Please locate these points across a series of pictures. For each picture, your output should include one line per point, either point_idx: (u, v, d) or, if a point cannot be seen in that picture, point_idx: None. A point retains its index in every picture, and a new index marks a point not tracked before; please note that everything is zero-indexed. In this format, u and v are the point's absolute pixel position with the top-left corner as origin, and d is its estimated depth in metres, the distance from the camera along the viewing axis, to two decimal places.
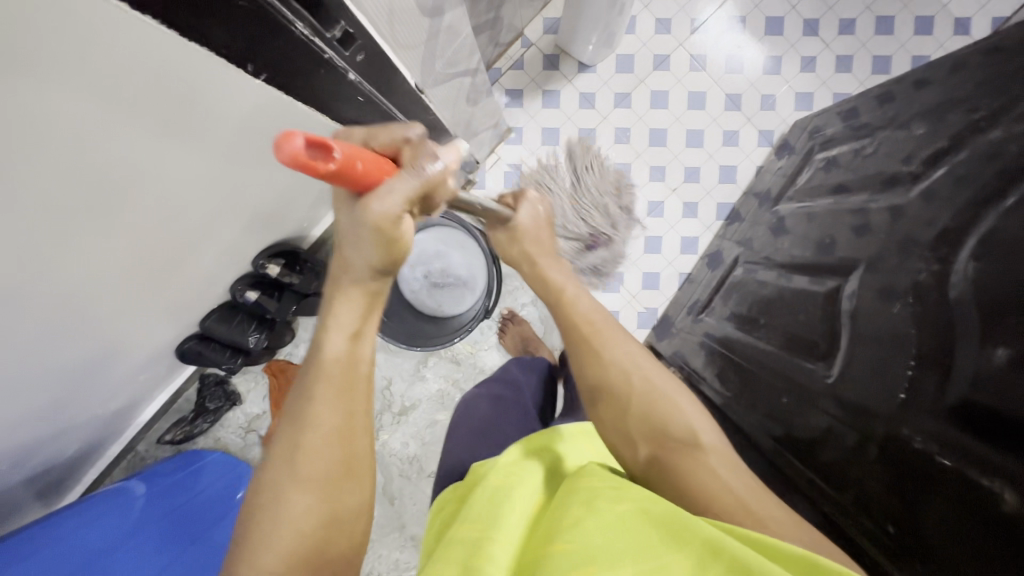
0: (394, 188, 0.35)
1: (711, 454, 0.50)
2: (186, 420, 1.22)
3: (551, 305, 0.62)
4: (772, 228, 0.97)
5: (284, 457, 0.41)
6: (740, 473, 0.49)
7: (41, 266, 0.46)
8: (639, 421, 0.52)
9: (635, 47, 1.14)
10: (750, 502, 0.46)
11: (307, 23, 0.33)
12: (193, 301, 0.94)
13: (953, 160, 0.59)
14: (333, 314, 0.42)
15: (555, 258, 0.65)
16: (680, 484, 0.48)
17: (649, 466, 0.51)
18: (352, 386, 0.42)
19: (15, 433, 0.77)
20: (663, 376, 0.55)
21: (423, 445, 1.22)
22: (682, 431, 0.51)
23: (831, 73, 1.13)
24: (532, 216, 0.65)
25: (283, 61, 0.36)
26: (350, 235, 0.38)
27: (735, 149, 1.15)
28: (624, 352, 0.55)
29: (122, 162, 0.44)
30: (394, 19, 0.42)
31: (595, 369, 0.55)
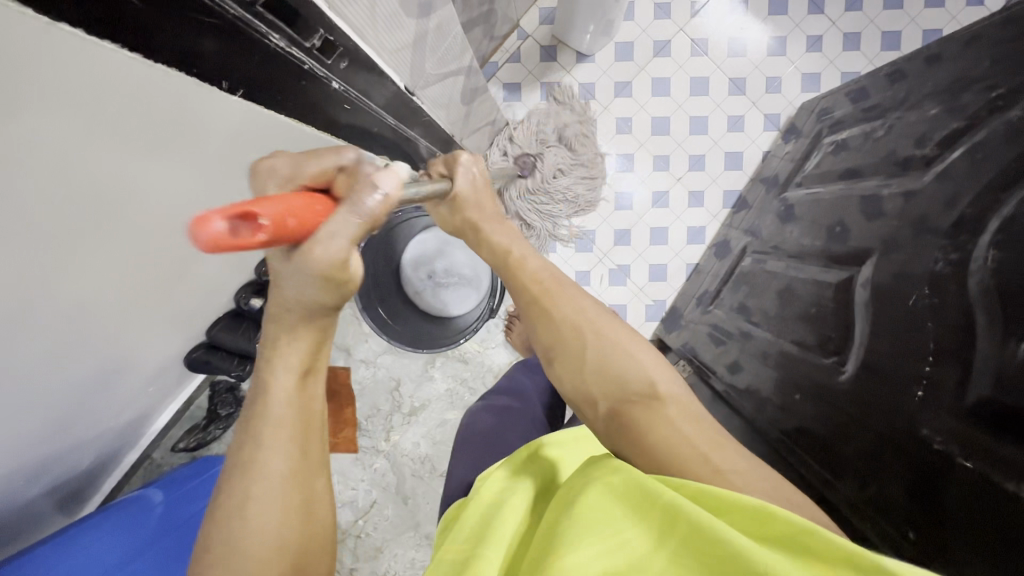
0: (336, 229, 0.34)
1: (670, 405, 0.47)
2: (199, 427, 1.23)
3: (502, 270, 0.59)
4: (781, 215, 0.95)
5: (235, 501, 0.40)
6: (704, 425, 0.47)
7: (37, 291, 0.46)
8: (594, 373, 0.50)
9: (635, 33, 1.11)
10: (711, 453, 0.44)
11: (282, 34, 0.31)
12: (198, 310, 0.94)
13: (970, 141, 0.57)
14: (277, 353, 0.41)
15: (501, 223, 0.62)
16: (639, 437, 0.46)
17: (610, 421, 0.48)
18: (305, 422, 0.42)
19: (31, 449, 0.77)
20: (614, 327, 0.52)
21: (435, 445, 1.22)
22: (639, 383, 0.48)
23: (839, 51, 1.09)
24: (472, 183, 0.61)
25: (260, 74, 0.34)
26: (290, 282, 0.36)
27: (741, 135, 1.13)
28: (576, 309, 0.53)
29: (109, 182, 0.43)
30: (378, 23, 0.41)
31: (546, 327, 0.53)
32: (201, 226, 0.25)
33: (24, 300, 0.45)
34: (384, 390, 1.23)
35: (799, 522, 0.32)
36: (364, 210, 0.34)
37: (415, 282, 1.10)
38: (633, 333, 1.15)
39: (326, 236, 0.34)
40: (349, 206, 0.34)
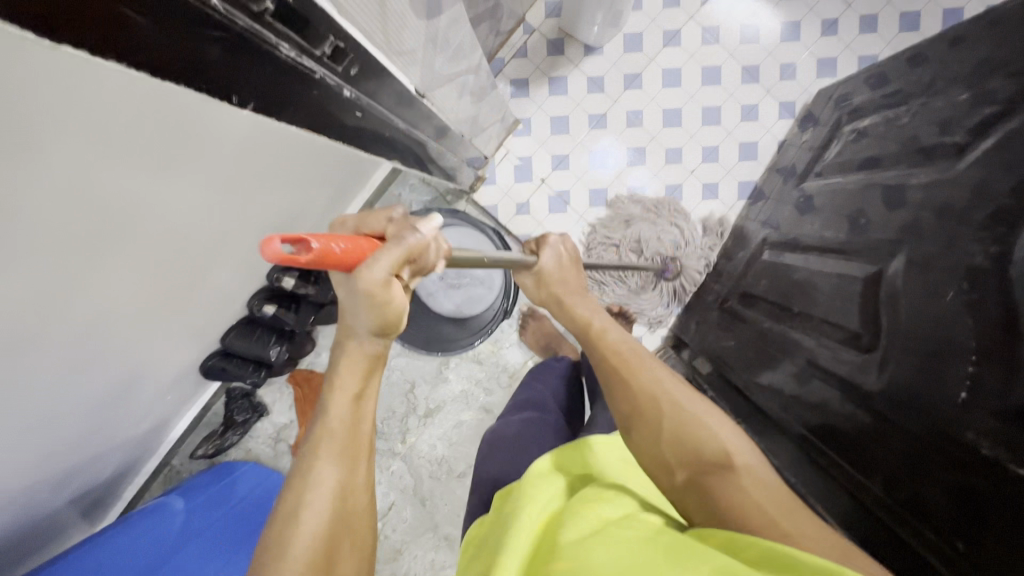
0: (381, 258, 0.33)
1: (746, 475, 0.45)
2: (216, 434, 1.23)
3: (582, 342, 0.58)
4: (799, 207, 0.93)
5: (282, 513, 0.38)
6: (778, 496, 0.44)
7: (51, 309, 0.45)
8: (670, 444, 0.48)
9: (643, 23, 1.09)
10: (783, 521, 0.42)
11: (292, 43, 0.30)
12: (212, 319, 0.94)
13: (1006, 127, 0.54)
14: (335, 370, 0.40)
15: (582, 295, 0.62)
16: (711, 505, 0.44)
17: (687, 491, 0.46)
18: (356, 439, 0.40)
19: (52, 463, 0.78)
20: (695, 400, 0.50)
21: (451, 446, 1.21)
22: (714, 452, 0.46)
23: (854, 35, 1.06)
24: (557, 258, 0.62)
25: (276, 88, 0.32)
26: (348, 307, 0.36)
27: (754, 124, 1.10)
28: (655, 379, 0.51)
29: (121, 198, 0.42)
30: (387, 26, 0.40)
31: (622, 395, 0.52)
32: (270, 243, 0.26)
33: (38, 319, 0.45)
34: (399, 393, 1.22)
35: None
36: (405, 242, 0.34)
37: (426, 283, 1.07)
38: (649, 329, 1.13)
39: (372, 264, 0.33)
40: (395, 243, 0.34)
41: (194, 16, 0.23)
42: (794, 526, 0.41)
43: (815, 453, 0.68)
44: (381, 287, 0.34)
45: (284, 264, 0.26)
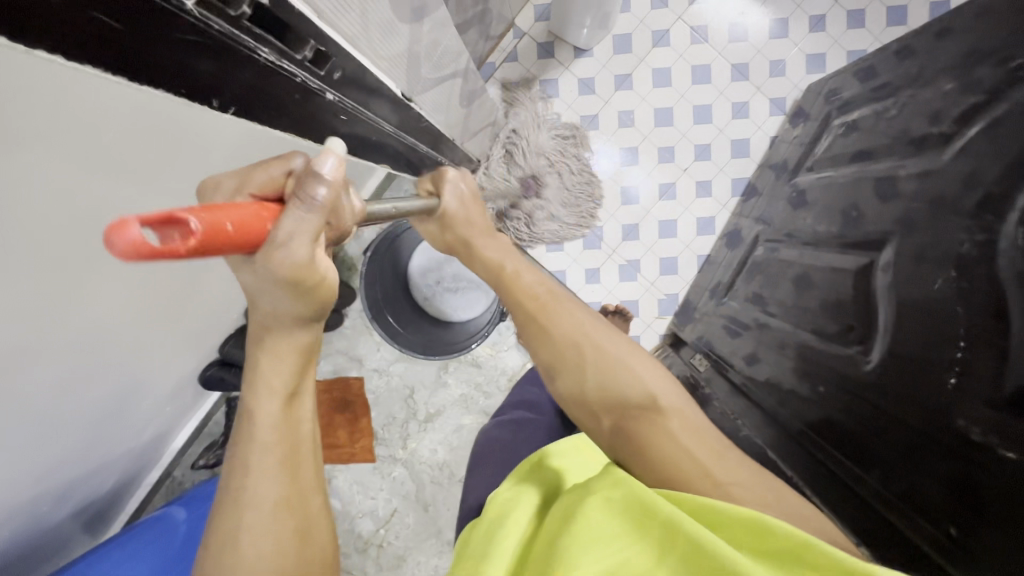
0: (293, 229, 0.32)
1: (672, 419, 0.48)
2: (218, 443, 1.23)
3: (495, 286, 0.59)
4: (792, 202, 0.93)
5: (232, 526, 0.40)
6: (705, 438, 0.47)
7: (47, 321, 0.46)
8: (597, 392, 0.50)
9: (632, 25, 1.09)
10: (713, 469, 0.44)
11: (271, 47, 0.30)
12: (209, 328, 0.94)
13: (990, 115, 0.55)
14: (260, 376, 0.40)
15: (491, 236, 0.62)
16: (637, 449, 0.47)
17: (615, 436, 0.49)
18: (293, 445, 0.42)
19: (54, 476, 0.78)
20: (614, 343, 0.52)
21: (452, 451, 1.21)
22: (638, 396, 0.49)
23: (843, 30, 1.06)
24: (457, 198, 0.61)
25: (256, 91, 0.33)
26: (262, 292, 0.35)
27: (746, 121, 1.10)
28: (576, 324, 0.52)
29: (109, 210, 0.42)
30: (369, 31, 0.40)
31: (545, 347, 0.53)
32: (127, 231, 0.21)
33: (36, 330, 0.45)
34: (398, 398, 1.22)
35: (798, 536, 0.33)
36: (314, 205, 0.32)
37: (423, 289, 1.10)
38: (647, 328, 1.13)
39: (281, 238, 0.32)
40: (300, 203, 0.32)
41: (167, 22, 0.24)
42: (726, 475, 0.44)
43: (811, 447, 0.68)
44: (301, 258, 0.33)
45: (159, 258, 0.22)
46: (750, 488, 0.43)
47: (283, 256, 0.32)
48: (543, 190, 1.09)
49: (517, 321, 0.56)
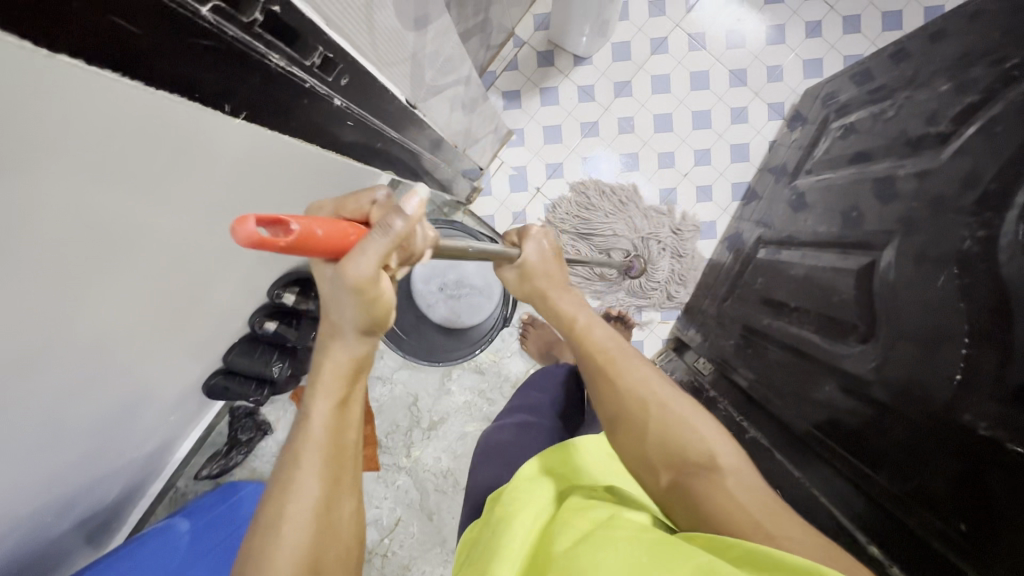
0: (368, 249, 0.34)
1: (731, 478, 0.45)
2: (221, 454, 1.23)
3: (567, 340, 0.57)
4: (792, 204, 0.93)
5: (270, 518, 0.39)
6: (764, 498, 0.44)
7: (55, 325, 0.46)
8: (658, 447, 0.47)
9: (631, 33, 1.11)
10: (768, 526, 0.41)
11: (281, 54, 0.31)
12: (214, 337, 0.94)
13: (987, 115, 0.55)
14: (320, 377, 0.42)
15: (565, 288, 0.61)
16: (694, 506, 0.44)
17: (672, 493, 0.46)
18: (341, 451, 0.42)
19: (57, 485, 0.78)
20: (681, 402, 0.49)
21: (456, 458, 1.21)
22: (700, 454, 0.46)
23: (838, 35, 1.08)
24: (539, 251, 0.62)
25: (266, 97, 0.33)
26: (333, 301, 0.38)
27: (745, 126, 1.11)
28: (643, 377, 0.50)
29: (118, 216, 0.42)
30: (375, 38, 0.41)
31: (610, 399, 0.50)
32: (245, 222, 0.25)
33: (44, 335, 0.45)
34: (402, 406, 1.22)
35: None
36: (391, 234, 0.34)
37: (425, 294, 1.07)
38: (650, 333, 1.13)
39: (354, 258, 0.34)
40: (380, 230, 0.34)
41: (182, 26, 0.24)
42: (780, 530, 0.41)
43: (818, 448, 0.68)
44: (367, 280, 0.35)
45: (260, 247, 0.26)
46: (804, 546, 0.40)
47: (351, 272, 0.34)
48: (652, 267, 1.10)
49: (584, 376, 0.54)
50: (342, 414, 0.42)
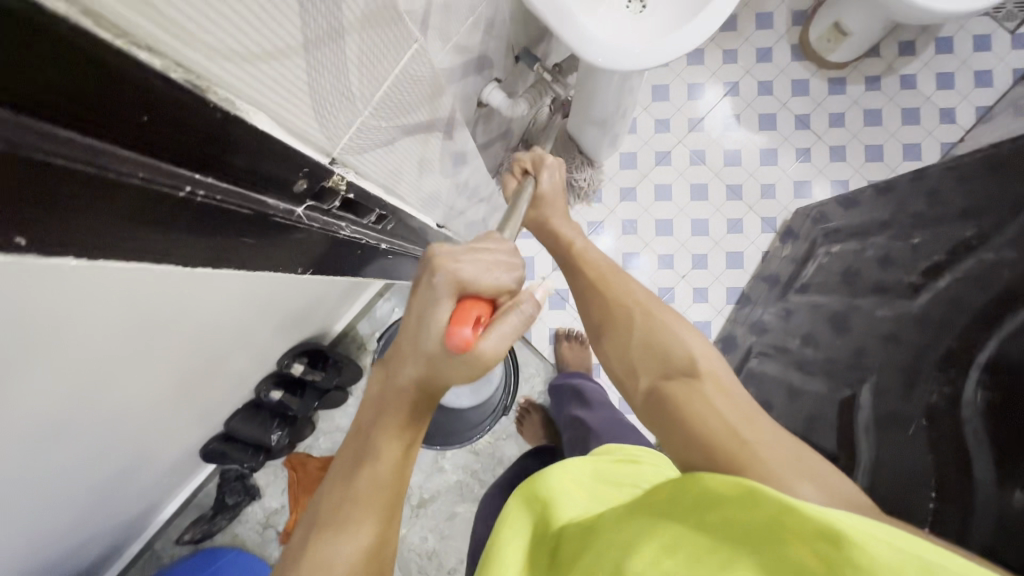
0: (506, 330, 0.41)
1: (708, 383, 0.53)
2: (204, 518, 1.21)
3: (566, 257, 0.72)
4: (785, 319, 1.00)
5: (319, 553, 0.40)
6: (738, 402, 0.51)
7: (75, 410, 0.49)
8: (641, 351, 0.58)
9: (638, 145, 1.22)
10: (743, 431, 0.48)
11: (347, 221, 0.37)
12: (222, 405, 0.97)
13: (955, 270, 0.61)
14: (386, 416, 0.42)
15: (566, 217, 0.76)
16: (675, 410, 0.52)
17: (649, 394, 0.56)
18: (399, 491, 0.42)
19: (46, 548, 0.78)
20: (664, 311, 0.59)
21: (442, 539, 1.20)
22: (681, 359, 0.55)
23: (826, 161, 1.18)
24: (552, 180, 0.75)
25: (332, 252, 0.39)
26: (438, 361, 0.40)
27: (740, 236, 1.19)
28: (630, 293, 0.62)
29: (154, 312, 0.45)
30: (421, 191, 0.48)
31: (603, 308, 0.63)
32: (463, 334, 0.37)
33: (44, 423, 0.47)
34: None
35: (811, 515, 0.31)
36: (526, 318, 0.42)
37: None
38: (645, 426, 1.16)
39: (492, 344, 0.40)
40: (515, 320, 0.41)
41: (287, 229, 0.30)
42: (754, 436, 0.47)
43: None
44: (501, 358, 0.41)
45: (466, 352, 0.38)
46: (777, 447, 0.46)
47: (493, 352, 0.40)
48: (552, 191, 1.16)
49: (580, 285, 0.68)
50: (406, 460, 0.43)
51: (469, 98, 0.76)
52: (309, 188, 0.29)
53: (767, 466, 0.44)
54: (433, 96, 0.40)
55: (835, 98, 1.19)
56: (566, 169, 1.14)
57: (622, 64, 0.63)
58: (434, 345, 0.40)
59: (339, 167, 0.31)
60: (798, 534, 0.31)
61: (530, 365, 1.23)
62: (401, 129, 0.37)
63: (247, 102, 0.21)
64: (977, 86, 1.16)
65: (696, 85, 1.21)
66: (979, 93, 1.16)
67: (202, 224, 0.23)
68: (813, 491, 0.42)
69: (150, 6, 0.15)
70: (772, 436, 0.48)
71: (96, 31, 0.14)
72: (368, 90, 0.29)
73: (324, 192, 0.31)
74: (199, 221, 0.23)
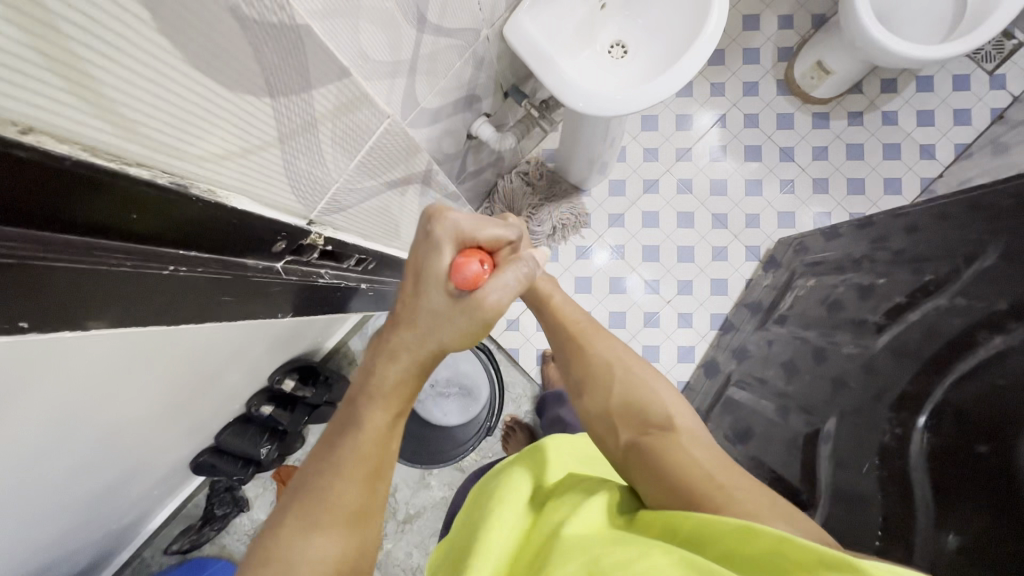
0: (508, 280, 0.44)
1: (685, 436, 0.51)
2: (193, 528, 1.23)
3: (535, 309, 0.65)
4: (765, 349, 1.02)
5: (302, 520, 0.38)
6: (716, 454, 0.49)
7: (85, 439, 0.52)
8: (621, 405, 0.54)
9: (627, 172, 1.25)
10: (718, 475, 0.46)
11: (327, 267, 0.46)
12: (212, 420, 0.99)
13: (914, 314, 0.64)
14: (379, 379, 0.42)
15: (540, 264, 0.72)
16: (656, 460, 0.48)
17: (629, 450, 0.51)
18: (385, 458, 0.41)
19: (36, 558, 0.80)
20: (643, 366, 0.57)
21: (427, 555, 1.21)
22: (659, 416, 0.52)
23: (809, 193, 1.22)
24: None
25: (319, 297, 0.49)
26: (442, 315, 0.42)
27: (724, 263, 1.22)
28: (610, 349, 0.59)
29: (174, 362, 0.49)
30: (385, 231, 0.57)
31: (582, 363, 0.59)
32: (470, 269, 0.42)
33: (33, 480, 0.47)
34: None
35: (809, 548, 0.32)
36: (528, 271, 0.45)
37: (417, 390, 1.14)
38: None
39: (496, 291, 0.43)
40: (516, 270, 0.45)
41: (269, 283, 0.38)
42: (728, 480, 0.45)
43: None
44: (503, 308, 0.44)
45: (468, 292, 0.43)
46: (751, 492, 0.44)
47: (495, 300, 0.43)
48: (541, 213, 1.19)
49: (557, 341, 0.63)
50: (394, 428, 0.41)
51: (458, 133, 0.79)
52: (287, 246, 0.38)
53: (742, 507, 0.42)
54: (406, 155, 0.48)
55: (819, 131, 1.23)
56: (554, 198, 1.20)
57: (602, 109, 0.66)
58: (442, 293, 0.43)
59: (317, 226, 0.40)
60: (801, 565, 0.32)
61: (517, 385, 1.25)
62: (370, 197, 0.47)
63: (224, 190, 0.29)
64: (957, 124, 1.19)
65: (685, 117, 1.25)
66: (959, 130, 1.19)
67: (189, 291, 0.31)
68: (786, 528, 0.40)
69: (132, 134, 0.22)
70: (749, 484, 0.45)
71: (88, 160, 0.21)
72: (343, 163, 0.38)
73: (304, 249, 0.40)
74: (184, 292, 0.31)
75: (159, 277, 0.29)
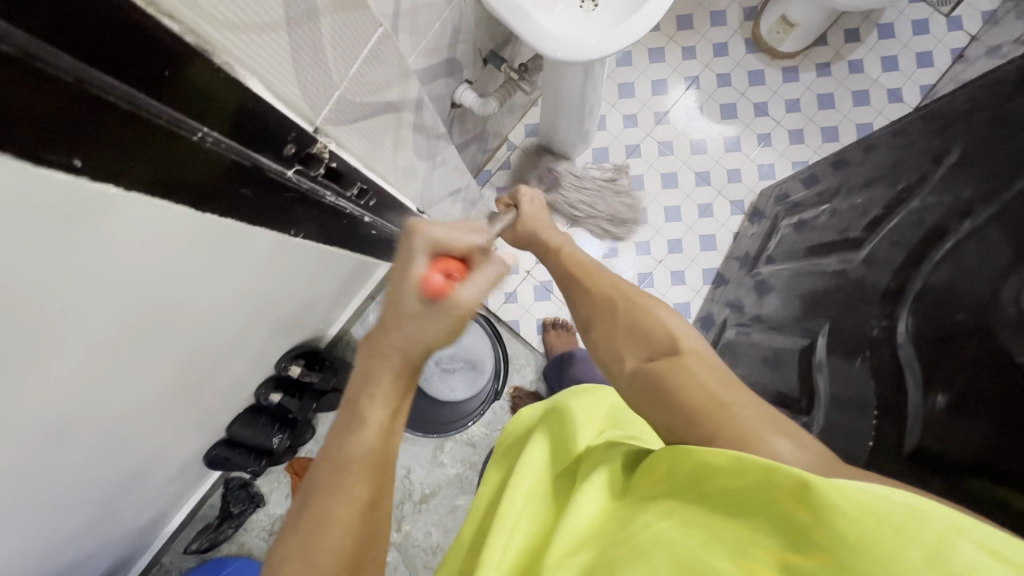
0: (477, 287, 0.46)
1: (690, 357, 0.49)
2: (211, 527, 1.23)
3: (552, 262, 0.70)
4: (758, 290, 1.09)
5: (317, 517, 0.39)
6: (718, 371, 0.47)
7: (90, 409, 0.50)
8: (625, 334, 0.54)
9: (608, 140, 1.28)
10: (721, 394, 0.44)
11: (332, 191, 0.51)
12: (221, 412, 1.00)
13: None
14: (372, 378, 0.43)
15: (554, 230, 0.75)
16: (658, 387, 0.47)
17: (634, 376, 0.50)
18: (386, 456, 0.42)
19: (58, 556, 0.81)
20: (644, 295, 0.57)
21: (446, 533, 1.22)
22: (661, 336, 0.51)
23: (786, 144, 1.26)
24: (531, 205, 0.78)
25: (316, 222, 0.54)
26: (419, 315, 0.44)
27: (711, 219, 1.25)
28: (613, 285, 0.60)
29: (156, 311, 0.47)
30: (378, 167, 0.58)
31: (584, 297, 0.61)
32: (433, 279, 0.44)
33: (70, 425, 0.49)
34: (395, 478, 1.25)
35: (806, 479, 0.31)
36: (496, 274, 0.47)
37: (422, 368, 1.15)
38: None
39: (470, 292, 0.45)
40: (488, 272, 0.47)
41: (279, 185, 0.43)
42: (733, 399, 0.43)
43: None
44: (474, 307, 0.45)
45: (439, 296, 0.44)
46: (756, 407, 0.42)
47: (468, 300, 0.45)
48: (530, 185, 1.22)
49: (564, 284, 0.66)
50: (392, 425, 0.42)
51: (442, 99, 0.82)
52: (296, 152, 0.42)
53: (741, 423, 0.41)
54: (391, 97, 0.51)
55: (790, 85, 1.27)
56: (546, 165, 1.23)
57: (578, 56, 0.70)
58: (413, 297, 0.44)
59: (322, 135, 0.44)
60: (788, 492, 0.31)
61: (520, 356, 1.27)
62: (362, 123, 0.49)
63: (243, 68, 0.33)
64: (920, 67, 1.24)
65: (660, 82, 1.29)
66: (923, 73, 1.24)
67: (202, 156, 0.34)
68: (792, 444, 0.39)
69: None
70: (748, 396, 0.44)
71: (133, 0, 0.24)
72: (342, 67, 0.41)
73: (311, 158, 0.44)
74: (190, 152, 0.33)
75: (189, 143, 0.32)
